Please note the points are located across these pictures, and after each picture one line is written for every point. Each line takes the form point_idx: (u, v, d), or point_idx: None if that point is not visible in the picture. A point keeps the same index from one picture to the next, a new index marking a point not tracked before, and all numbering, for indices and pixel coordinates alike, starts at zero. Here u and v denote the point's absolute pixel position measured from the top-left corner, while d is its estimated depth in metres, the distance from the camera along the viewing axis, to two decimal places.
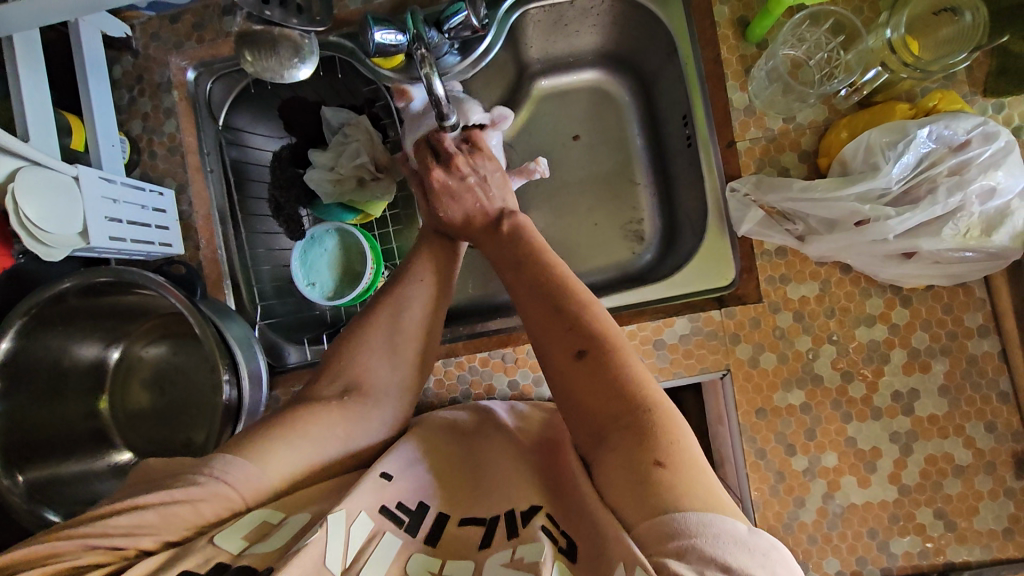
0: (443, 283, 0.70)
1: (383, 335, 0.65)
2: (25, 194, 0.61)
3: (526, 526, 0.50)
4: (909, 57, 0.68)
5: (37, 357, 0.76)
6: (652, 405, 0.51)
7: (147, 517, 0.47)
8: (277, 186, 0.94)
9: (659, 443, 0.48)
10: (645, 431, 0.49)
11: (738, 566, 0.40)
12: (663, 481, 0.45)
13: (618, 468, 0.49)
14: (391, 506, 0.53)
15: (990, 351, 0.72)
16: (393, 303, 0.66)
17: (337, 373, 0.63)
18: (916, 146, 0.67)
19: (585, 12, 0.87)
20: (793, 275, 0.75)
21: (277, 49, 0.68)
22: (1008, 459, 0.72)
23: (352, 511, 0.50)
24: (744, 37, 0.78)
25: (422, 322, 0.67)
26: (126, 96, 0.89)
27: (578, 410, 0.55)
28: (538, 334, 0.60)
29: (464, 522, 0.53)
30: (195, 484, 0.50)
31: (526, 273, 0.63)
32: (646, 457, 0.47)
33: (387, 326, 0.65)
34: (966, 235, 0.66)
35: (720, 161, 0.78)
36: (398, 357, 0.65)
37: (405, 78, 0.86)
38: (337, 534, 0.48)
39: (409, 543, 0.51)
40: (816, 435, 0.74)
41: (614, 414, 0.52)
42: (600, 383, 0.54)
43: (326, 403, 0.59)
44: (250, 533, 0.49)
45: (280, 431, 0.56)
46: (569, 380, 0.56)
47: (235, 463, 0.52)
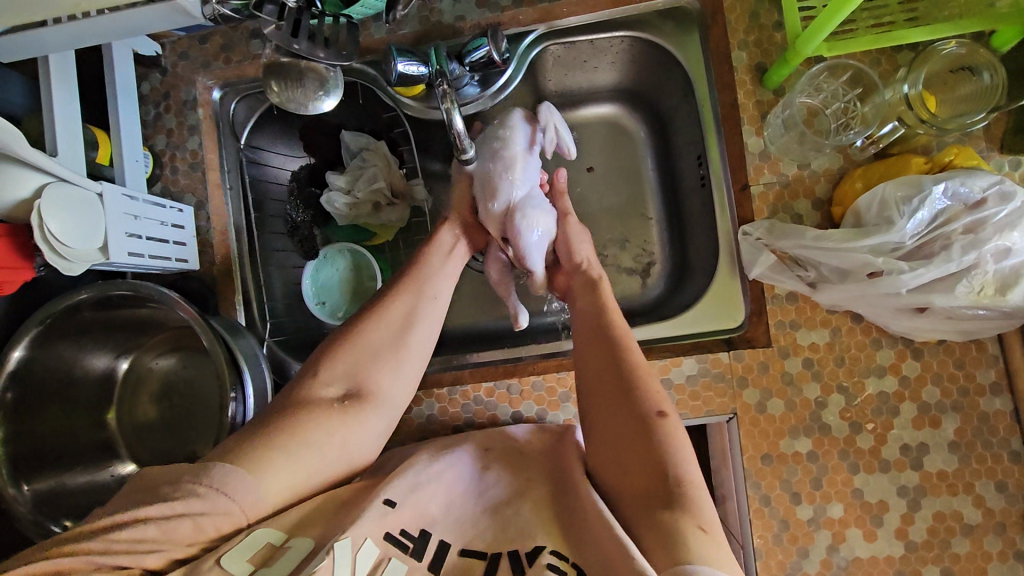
0: (437, 294, 0.72)
1: (387, 339, 0.66)
2: (50, 209, 0.62)
3: (533, 564, 0.51)
4: (927, 114, 0.68)
5: (49, 366, 0.77)
6: (695, 481, 0.55)
7: (150, 533, 0.46)
8: (296, 206, 0.96)
9: (702, 515, 0.52)
10: (690, 502, 0.53)
11: None
12: (701, 544, 0.48)
13: (653, 522, 0.52)
14: (395, 532, 0.52)
15: (1002, 410, 0.71)
16: (405, 306, 0.69)
17: (340, 372, 0.62)
18: (931, 202, 0.67)
19: (604, 50, 0.88)
20: (803, 321, 0.75)
21: (303, 81, 0.71)
22: (1018, 521, 0.70)
23: (358, 538, 0.49)
24: (761, 83, 0.79)
25: (429, 329, 0.69)
26: (152, 112, 0.90)
27: (619, 467, 0.58)
28: (614, 379, 0.63)
29: (464, 552, 0.53)
30: (196, 496, 0.48)
31: (594, 333, 0.68)
32: (692, 522, 0.51)
33: (397, 328, 0.67)
34: (980, 293, 0.66)
35: (733, 204, 0.80)
36: (402, 364, 0.66)
37: (425, 106, 0.87)
38: (343, 562, 0.48)
39: (414, 569, 0.51)
40: (822, 485, 0.73)
41: (658, 477, 0.55)
42: (664, 441, 0.57)
43: (325, 406, 0.59)
44: (255, 555, 0.48)
45: (282, 432, 0.55)
46: (619, 435, 0.59)
47: (236, 474, 0.50)
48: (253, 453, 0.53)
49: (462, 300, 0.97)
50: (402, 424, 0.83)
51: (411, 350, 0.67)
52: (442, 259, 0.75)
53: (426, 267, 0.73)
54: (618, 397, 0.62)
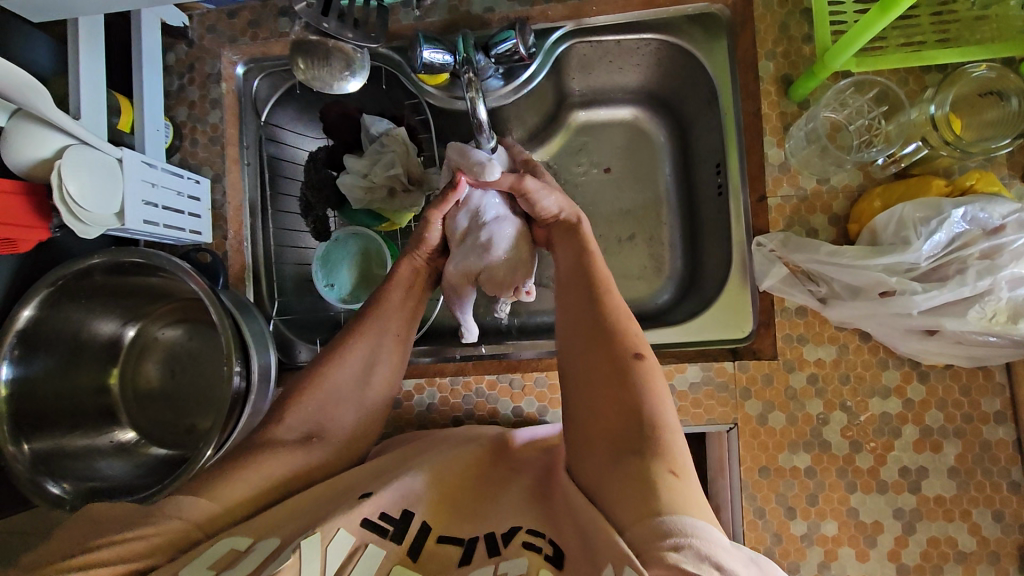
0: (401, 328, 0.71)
1: (350, 379, 0.67)
2: (72, 171, 0.63)
3: (509, 545, 0.50)
4: (951, 136, 0.68)
5: (57, 328, 0.77)
6: (671, 426, 0.55)
7: (107, 553, 0.47)
8: (309, 187, 0.93)
9: (672, 459, 0.52)
10: (659, 445, 0.53)
11: (729, 568, 0.43)
12: (674, 490, 0.49)
13: (626, 469, 0.51)
14: (373, 518, 0.51)
15: (1005, 439, 0.71)
16: (368, 344, 0.68)
17: (302, 412, 0.63)
18: (950, 225, 0.66)
19: (630, 51, 0.87)
20: (811, 336, 0.75)
21: (329, 60, 0.71)
22: (1013, 552, 0.70)
23: (327, 532, 0.48)
24: (786, 94, 0.79)
25: (391, 368, 0.70)
26: (176, 83, 0.91)
27: (592, 409, 0.57)
28: (583, 326, 0.62)
29: (442, 540, 0.52)
30: (148, 524, 0.49)
31: (575, 277, 0.66)
32: (662, 465, 0.51)
33: (359, 369, 0.67)
34: (992, 319, 0.65)
35: (750, 214, 0.80)
36: (363, 403, 0.67)
37: (447, 96, 0.88)
38: (311, 559, 0.46)
39: (392, 555, 0.49)
40: (818, 501, 0.73)
41: (631, 421, 0.55)
42: (632, 389, 0.57)
43: (290, 447, 0.60)
44: (216, 562, 0.47)
45: (247, 468, 0.57)
46: (595, 378, 0.59)
47: (189, 501, 0.52)
48: (221, 484, 0.55)
49: None
50: (403, 411, 0.83)
51: (372, 389, 0.68)
52: (408, 294, 0.73)
53: (389, 300, 0.72)
54: (596, 341, 0.61)
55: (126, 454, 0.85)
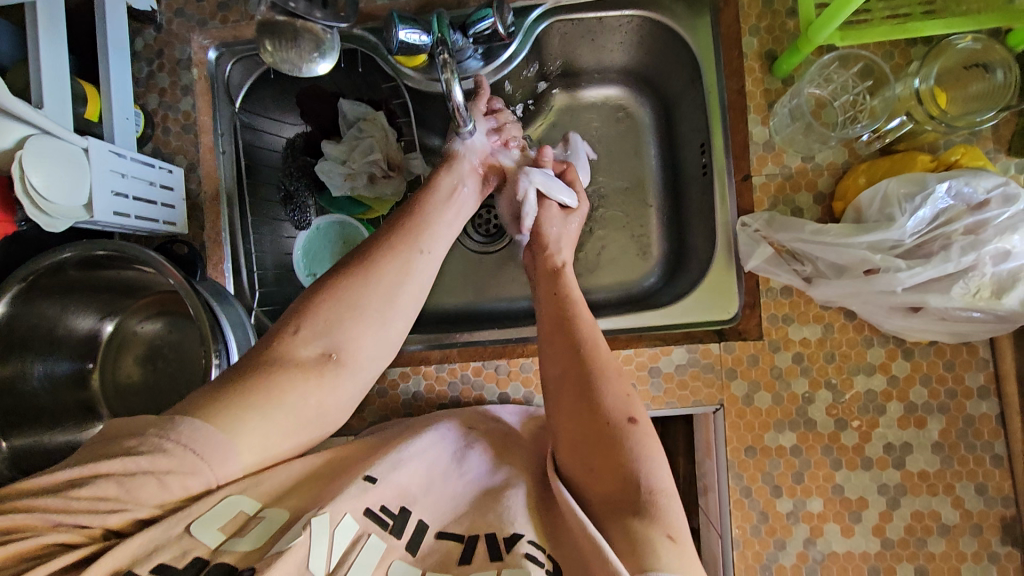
0: (427, 249, 0.67)
1: (376, 299, 0.61)
2: (33, 164, 0.61)
3: (512, 552, 0.48)
4: (936, 110, 0.68)
5: (32, 325, 0.76)
6: (667, 488, 0.53)
7: (111, 490, 0.43)
8: (288, 174, 0.93)
9: (669, 521, 0.50)
10: (655, 508, 0.50)
11: None
12: (670, 554, 0.47)
13: (622, 532, 0.49)
14: (375, 509, 0.50)
15: (988, 414, 0.71)
16: (398, 261, 0.64)
17: (321, 326, 0.58)
18: (935, 201, 0.66)
19: (612, 29, 0.85)
20: (796, 316, 0.75)
21: (298, 42, 0.68)
22: (995, 524, 0.70)
23: (336, 514, 0.47)
24: (770, 71, 0.78)
25: (422, 290, 0.65)
26: (144, 70, 0.88)
27: (588, 471, 0.55)
28: (578, 382, 0.60)
29: (441, 535, 0.52)
30: (162, 452, 0.46)
31: (564, 331, 0.65)
32: (658, 529, 0.49)
33: (387, 287, 0.62)
34: (975, 294, 0.65)
35: (734, 194, 0.78)
36: (386, 324, 0.61)
37: (426, 78, 0.85)
38: (320, 542, 0.45)
39: (393, 549, 0.49)
40: (803, 479, 0.73)
41: (626, 483, 0.53)
42: (626, 451, 0.54)
43: (305, 367, 0.55)
44: (226, 524, 0.46)
45: (256, 390, 0.52)
46: (589, 436, 0.56)
47: (204, 430, 0.48)
48: (229, 408, 0.50)
49: (452, 277, 0.96)
50: (389, 400, 0.82)
51: (398, 310, 0.62)
52: (446, 205, 0.73)
53: (426, 217, 0.70)
54: (587, 402, 0.59)
55: None
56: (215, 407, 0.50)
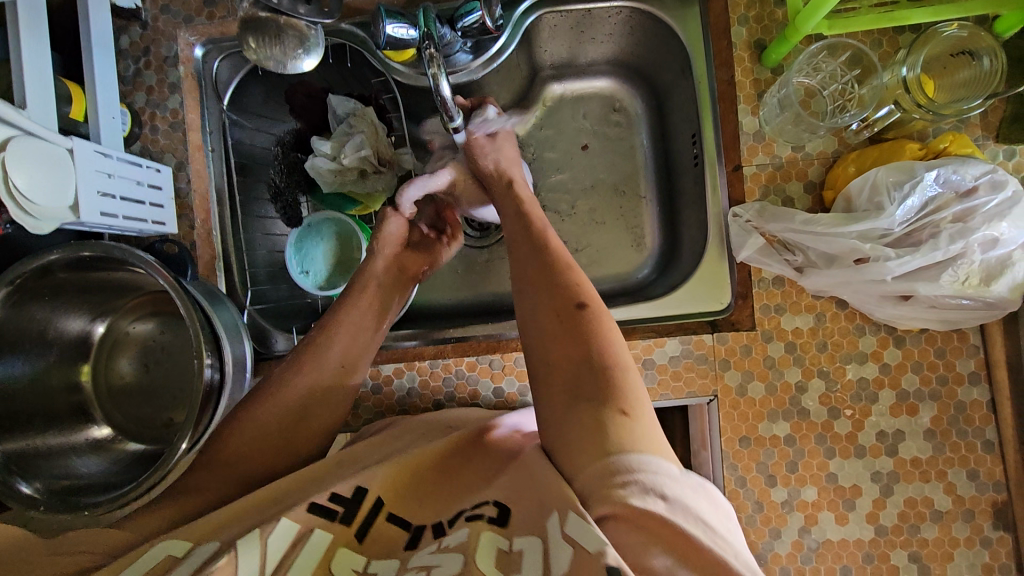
0: (333, 360, 0.73)
1: (278, 430, 0.68)
2: (16, 166, 0.60)
3: (453, 525, 0.51)
4: (924, 98, 0.67)
5: (22, 327, 0.75)
6: (623, 365, 0.58)
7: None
8: (279, 171, 0.93)
9: (625, 397, 0.54)
10: (611, 385, 0.55)
11: (672, 496, 0.46)
12: (626, 427, 0.51)
13: (581, 415, 0.53)
14: (320, 502, 0.52)
15: (979, 400, 0.72)
16: (300, 387, 0.70)
17: (228, 463, 0.65)
18: (923, 188, 0.66)
19: (602, 20, 0.85)
20: (788, 306, 0.75)
21: (282, 38, 0.68)
22: (987, 509, 0.71)
23: (266, 526, 0.49)
24: (760, 60, 0.77)
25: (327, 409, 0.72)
26: (131, 68, 0.87)
27: (546, 361, 0.60)
28: (534, 284, 0.65)
29: (390, 517, 0.53)
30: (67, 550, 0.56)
31: (523, 245, 0.70)
32: (614, 406, 0.53)
33: (288, 418, 0.69)
34: (964, 282, 0.65)
35: (726, 185, 0.77)
36: (290, 452, 0.68)
37: (415, 73, 0.84)
38: (251, 552, 0.48)
39: (338, 536, 0.50)
40: (798, 469, 0.73)
41: (584, 365, 0.57)
42: (579, 337, 0.59)
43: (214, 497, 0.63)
44: (153, 567, 0.48)
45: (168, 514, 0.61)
46: (549, 329, 0.61)
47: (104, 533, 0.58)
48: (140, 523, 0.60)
49: (446, 272, 0.96)
50: (383, 397, 0.82)
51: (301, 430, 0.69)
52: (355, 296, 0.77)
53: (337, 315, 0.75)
54: (549, 296, 0.63)
55: (101, 452, 0.84)
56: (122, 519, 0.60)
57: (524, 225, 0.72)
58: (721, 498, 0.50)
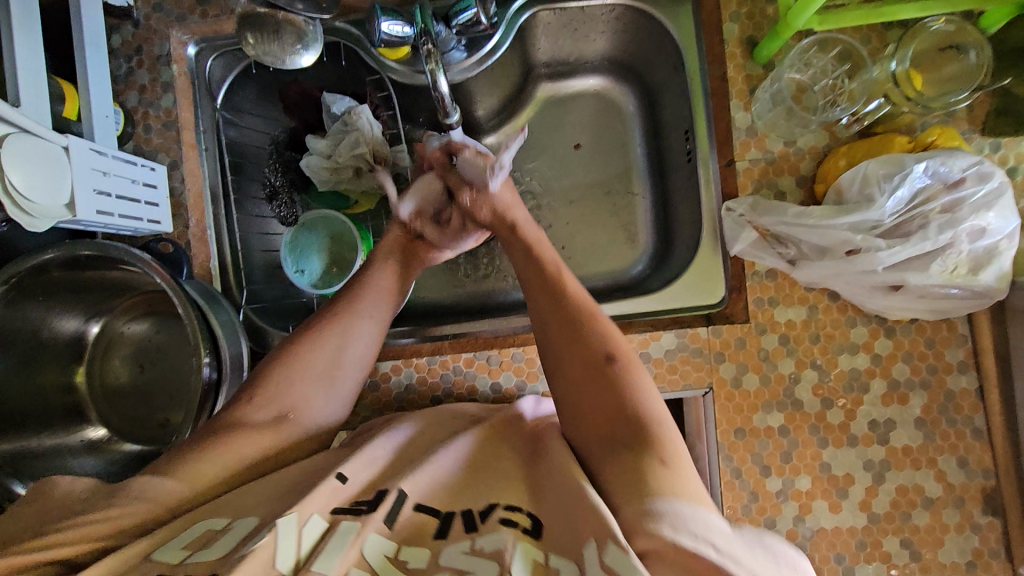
0: (370, 306, 0.69)
1: (323, 363, 0.63)
2: (13, 163, 0.60)
3: (486, 521, 0.48)
4: (912, 91, 0.70)
5: (15, 327, 0.74)
6: (657, 414, 0.55)
7: (71, 534, 0.47)
8: (274, 169, 0.93)
9: (662, 446, 0.51)
10: (648, 436, 0.53)
11: (721, 545, 0.43)
12: (665, 477, 0.48)
13: (618, 465, 0.51)
14: (345, 506, 0.49)
15: (968, 388, 0.73)
16: (342, 329, 0.66)
17: (268, 397, 0.60)
18: (912, 180, 0.67)
19: (595, 18, 0.86)
20: (781, 298, 0.76)
21: (280, 34, 0.69)
22: (977, 495, 0.72)
23: (304, 514, 0.47)
24: (751, 56, 0.79)
25: (369, 351, 0.67)
26: (123, 66, 0.87)
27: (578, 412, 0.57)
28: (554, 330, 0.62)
29: (418, 508, 0.50)
30: (113, 507, 0.49)
31: (537, 282, 0.66)
32: (651, 456, 0.51)
33: (333, 351, 0.64)
34: (953, 271, 0.67)
35: (719, 179, 0.78)
36: (335, 386, 0.63)
37: (411, 70, 0.84)
38: (287, 534, 0.45)
39: (368, 526, 0.47)
40: (792, 458, 0.74)
41: (615, 415, 0.55)
42: (607, 388, 0.57)
43: (260, 429, 0.57)
44: (192, 542, 0.46)
45: (209, 451, 0.54)
46: (575, 379, 0.58)
47: (153, 481, 0.51)
48: (183, 462, 0.53)
49: (442, 270, 0.96)
50: (381, 394, 0.82)
51: (345, 372, 0.64)
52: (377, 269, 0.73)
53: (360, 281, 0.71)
54: (576, 346, 0.60)
55: (96, 453, 0.83)
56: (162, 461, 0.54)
57: (538, 267, 0.67)
58: (773, 543, 0.47)
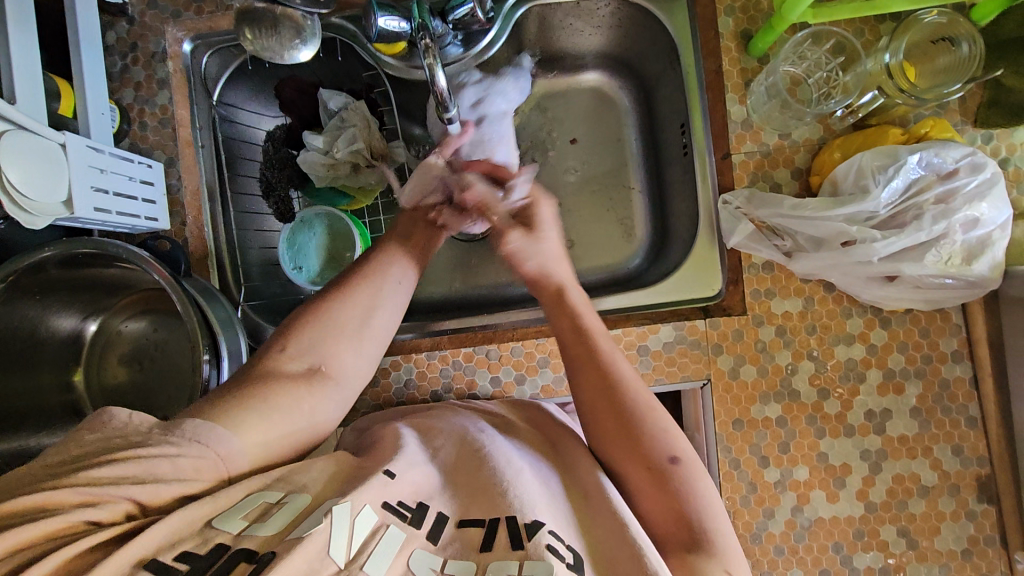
0: (397, 273, 0.67)
1: (354, 318, 0.62)
2: (10, 161, 0.60)
3: (532, 539, 0.47)
4: (906, 83, 0.69)
5: (13, 326, 0.74)
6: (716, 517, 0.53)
7: (131, 470, 0.45)
8: (268, 166, 0.93)
9: (724, 553, 0.51)
10: (709, 543, 0.51)
11: None
12: None
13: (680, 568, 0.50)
14: (394, 503, 0.49)
15: (962, 377, 0.74)
16: (370, 289, 0.64)
17: (305, 346, 0.59)
18: (906, 171, 0.68)
19: (591, 13, 0.86)
20: (778, 290, 0.77)
21: (279, 29, 0.68)
22: (972, 483, 0.73)
23: (356, 504, 0.47)
24: (746, 50, 0.79)
25: (397, 313, 0.65)
26: (118, 63, 0.87)
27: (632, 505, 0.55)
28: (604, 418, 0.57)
29: (462, 524, 0.50)
30: (169, 443, 0.47)
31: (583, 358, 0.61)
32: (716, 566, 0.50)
33: (363, 311, 0.62)
34: (947, 262, 0.68)
35: (716, 173, 0.79)
36: (364, 344, 0.62)
37: (407, 66, 0.85)
38: (340, 526, 0.45)
39: (413, 538, 0.47)
40: (790, 449, 0.75)
41: (676, 519, 0.53)
42: (667, 489, 0.54)
43: (293, 377, 0.56)
44: (250, 513, 0.46)
45: (251, 397, 0.53)
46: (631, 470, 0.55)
47: (206, 426, 0.49)
48: (228, 410, 0.52)
49: (441, 266, 0.97)
50: (381, 390, 0.83)
51: (373, 333, 0.63)
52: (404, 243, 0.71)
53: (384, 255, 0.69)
54: (626, 442, 0.56)
55: None
56: (210, 409, 0.52)
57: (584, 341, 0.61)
58: None
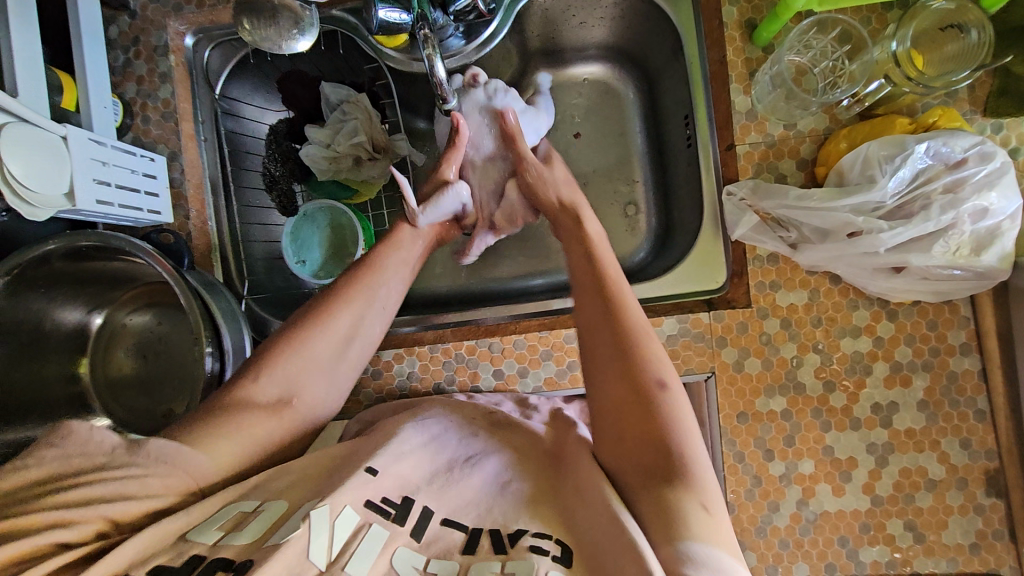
0: (384, 295, 0.69)
1: (329, 349, 0.62)
2: (12, 153, 0.60)
3: (515, 545, 0.47)
4: (913, 72, 0.69)
5: (18, 319, 0.75)
6: (699, 454, 0.53)
7: (101, 489, 0.47)
8: (272, 159, 0.95)
9: (703, 489, 0.50)
10: (687, 474, 0.51)
11: None
12: (704, 524, 0.48)
13: (653, 499, 0.50)
14: (376, 501, 0.49)
15: (970, 369, 0.73)
16: (352, 316, 0.65)
17: (278, 373, 0.59)
18: (914, 161, 0.67)
19: (594, 4, 0.85)
20: (783, 282, 0.76)
21: (277, 20, 0.68)
22: (980, 477, 0.72)
23: (336, 505, 0.47)
24: (751, 39, 0.78)
25: (374, 338, 0.67)
26: (121, 58, 0.86)
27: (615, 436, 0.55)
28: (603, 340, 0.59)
29: (445, 523, 0.50)
30: (134, 463, 0.49)
31: (590, 288, 0.64)
32: (694, 497, 0.49)
33: (341, 339, 0.64)
34: (956, 252, 0.67)
35: (720, 164, 0.78)
36: (337, 374, 0.63)
37: (407, 58, 0.83)
38: (320, 527, 0.46)
39: (397, 535, 0.48)
40: (795, 442, 0.74)
41: (655, 444, 0.52)
42: (652, 414, 0.54)
43: (264, 412, 0.57)
44: (225, 523, 0.48)
45: (226, 422, 0.55)
46: (618, 398, 0.56)
47: (173, 445, 0.51)
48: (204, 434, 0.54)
49: (444, 259, 0.96)
50: (383, 383, 0.82)
51: (348, 363, 0.64)
52: (392, 251, 0.73)
53: (376, 261, 0.70)
54: (617, 369, 0.57)
55: None
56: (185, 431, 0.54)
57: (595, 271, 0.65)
58: None
